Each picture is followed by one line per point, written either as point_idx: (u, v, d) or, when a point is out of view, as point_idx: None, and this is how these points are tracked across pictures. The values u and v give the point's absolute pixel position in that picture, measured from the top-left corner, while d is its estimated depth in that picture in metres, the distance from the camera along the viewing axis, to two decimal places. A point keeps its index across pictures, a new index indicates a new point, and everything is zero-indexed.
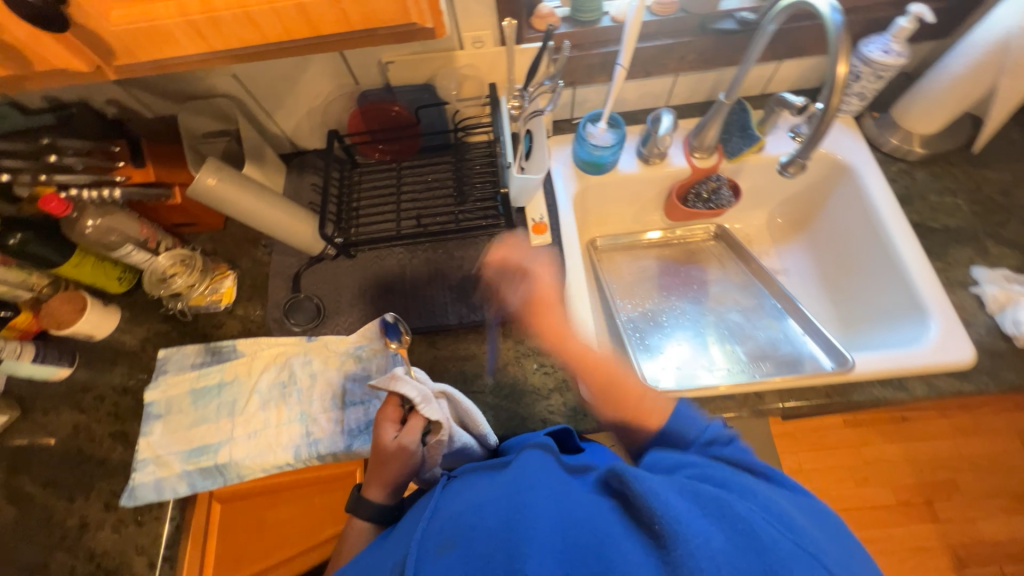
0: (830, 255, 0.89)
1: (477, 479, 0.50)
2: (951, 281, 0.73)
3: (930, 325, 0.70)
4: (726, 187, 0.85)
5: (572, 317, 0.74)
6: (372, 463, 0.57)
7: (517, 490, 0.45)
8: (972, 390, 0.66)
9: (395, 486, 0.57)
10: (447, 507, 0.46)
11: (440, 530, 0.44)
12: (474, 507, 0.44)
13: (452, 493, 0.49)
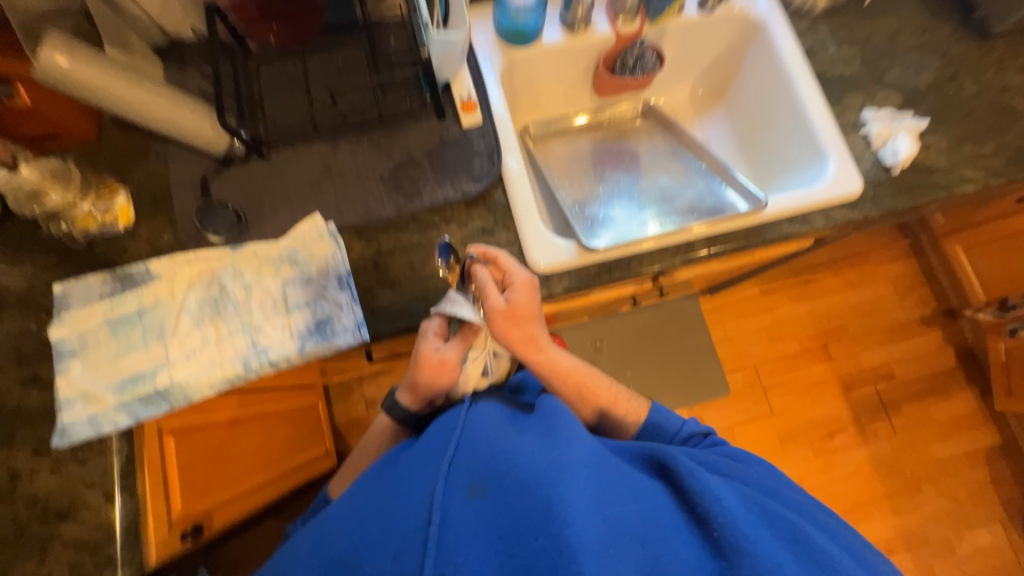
0: (746, 119, 0.94)
1: (488, 417, 0.60)
2: (846, 125, 0.81)
3: (828, 164, 0.78)
4: (650, 52, 0.85)
5: (512, 193, 0.74)
6: (412, 368, 0.68)
7: (552, 446, 0.54)
8: (855, 217, 0.77)
9: (423, 391, 0.69)
10: (473, 446, 0.55)
11: (468, 469, 0.52)
12: (500, 453, 0.52)
13: (473, 426, 0.58)
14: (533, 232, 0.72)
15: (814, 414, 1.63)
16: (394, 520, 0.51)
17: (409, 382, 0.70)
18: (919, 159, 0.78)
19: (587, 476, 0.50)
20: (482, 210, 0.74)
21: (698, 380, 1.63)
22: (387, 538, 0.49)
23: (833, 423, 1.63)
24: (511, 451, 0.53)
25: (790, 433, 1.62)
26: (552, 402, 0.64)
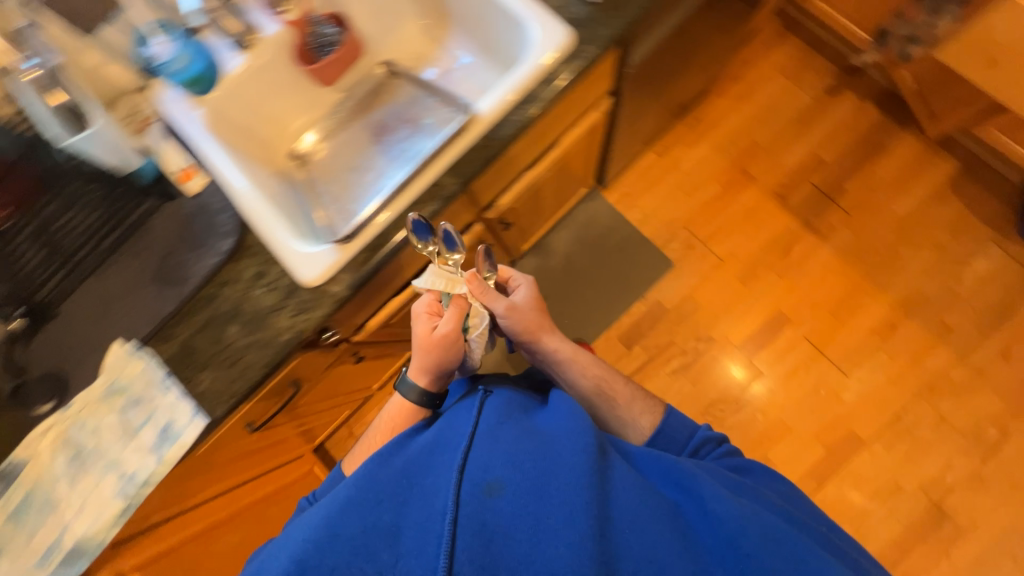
0: (470, 25, 0.90)
1: (500, 416, 0.67)
2: None
3: (532, 29, 0.75)
4: (326, 22, 0.85)
5: (259, 228, 0.75)
6: (421, 350, 0.76)
7: (560, 443, 0.61)
8: (576, 73, 0.73)
9: (436, 369, 0.76)
10: (485, 444, 0.62)
11: (486, 464, 0.59)
12: (513, 453, 0.60)
13: (485, 423, 0.66)
14: (291, 254, 0.74)
15: (763, 239, 1.58)
16: (408, 506, 0.58)
17: (419, 369, 0.76)
18: None
19: (600, 475, 0.58)
20: (248, 256, 0.76)
21: (637, 268, 1.61)
22: (398, 522, 0.56)
23: (785, 237, 1.56)
24: (522, 453, 0.60)
25: (748, 267, 1.57)
26: (563, 398, 0.72)
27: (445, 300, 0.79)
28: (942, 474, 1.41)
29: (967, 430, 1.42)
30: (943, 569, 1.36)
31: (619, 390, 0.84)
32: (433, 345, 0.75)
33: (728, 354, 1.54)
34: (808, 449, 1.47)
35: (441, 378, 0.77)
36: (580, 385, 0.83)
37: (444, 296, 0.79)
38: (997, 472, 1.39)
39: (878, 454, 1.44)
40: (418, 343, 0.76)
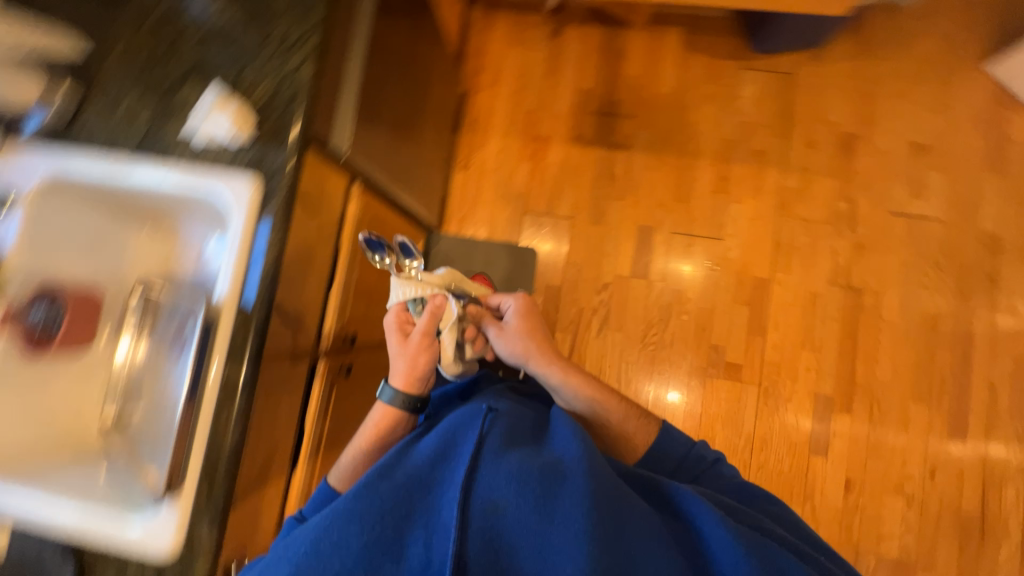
0: (179, 209, 0.85)
1: (505, 435, 0.69)
2: (191, 152, 0.79)
3: (224, 191, 0.74)
4: (37, 304, 0.79)
5: (90, 534, 0.71)
6: (398, 356, 0.88)
7: (569, 466, 0.65)
8: (284, 208, 0.75)
9: (410, 371, 0.87)
10: (495, 469, 0.64)
11: (498, 487, 0.62)
12: (525, 480, 0.62)
13: (492, 444, 0.66)
14: (133, 540, 0.69)
15: (589, 179, 1.67)
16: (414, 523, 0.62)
17: (397, 373, 0.87)
18: (249, 108, 0.76)
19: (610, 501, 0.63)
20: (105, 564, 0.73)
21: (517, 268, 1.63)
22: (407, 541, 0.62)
23: (604, 166, 1.67)
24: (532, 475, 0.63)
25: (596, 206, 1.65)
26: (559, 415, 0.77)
27: (416, 311, 0.92)
28: (836, 261, 1.56)
29: (830, 217, 1.58)
30: (884, 332, 1.52)
31: (613, 408, 0.91)
32: (412, 347, 0.88)
33: (629, 285, 1.62)
34: (735, 314, 1.58)
35: (415, 380, 0.88)
36: (573, 404, 0.91)
37: (414, 309, 0.93)
38: (869, 232, 1.56)
39: (785, 280, 1.57)
40: (398, 349, 0.88)
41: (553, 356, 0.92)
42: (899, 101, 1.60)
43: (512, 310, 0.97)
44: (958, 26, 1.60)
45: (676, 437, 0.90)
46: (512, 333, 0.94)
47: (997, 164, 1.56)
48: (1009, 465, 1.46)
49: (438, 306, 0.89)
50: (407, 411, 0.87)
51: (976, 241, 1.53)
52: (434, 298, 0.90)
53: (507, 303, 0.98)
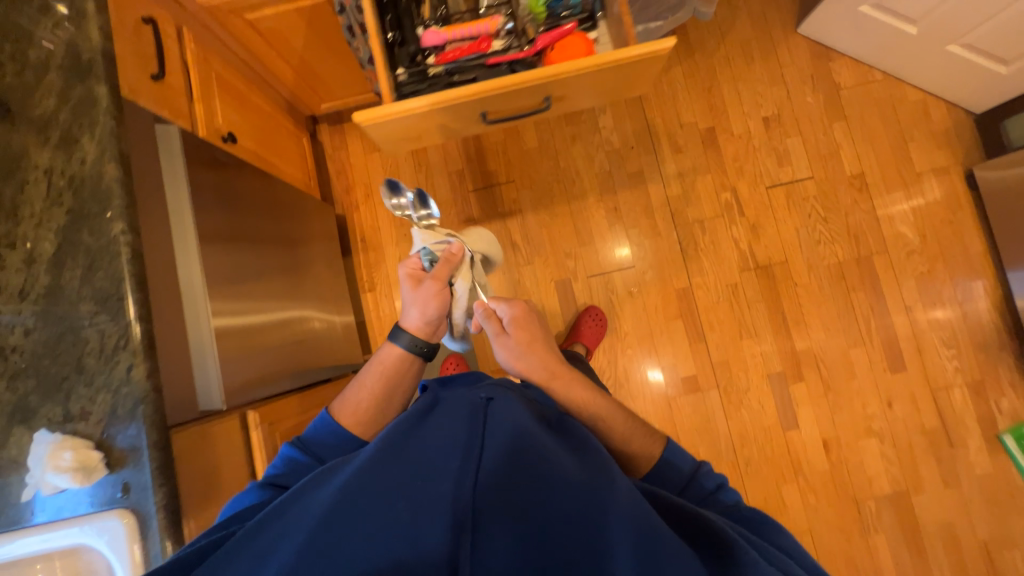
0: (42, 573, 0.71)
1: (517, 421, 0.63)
2: (33, 512, 0.67)
3: (86, 540, 0.66)
4: None
5: None
6: (414, 300, 0.91)
7: (595, 473, 0.59)
8: (168, 528, 0.68)
9: (422, 317, 0.90)
10: (509, 469, 0.58)
11: (511, 489, 0.57)
12: (542, 483, 0.57)
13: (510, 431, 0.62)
14: None
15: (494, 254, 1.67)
16: (418, 512, 0.55)
17: (411, 315, 0.91)
18: (78, 446, 0.66)
19: (640, 509, 0.55)
20: None
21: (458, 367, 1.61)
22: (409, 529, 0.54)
23: (503, 237, 1.67)
24: (553, 477, 0.57)
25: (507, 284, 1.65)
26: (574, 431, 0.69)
27: (428, 262, 0.96)
28: (739, 248, 1.64)
29: (718, 210, 1.65)
30: (802, 295, 1.61)
31: (618, 426, 0.81)
32: (425, 292, 0.91)
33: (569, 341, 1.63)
34: (672, 330, 1.62)
35: (422, 324, 0.91)
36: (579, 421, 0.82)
37: (426, 259, 0.96)
38: (757, 211, 1.65)
39: (703, 282, 1.63)
40: (410, 292, 0.92)
41: (554, 368, 0.86)
42: (736, 84, 1.69)
43: (508, 317, 0.90)
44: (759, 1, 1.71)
45: (679, 461, 0.80)
46: (511, 344, 0.87)
47: (839, 111, 1.68)
48: (948, 372, 1.58)
49: (454, 254, 0.95)
50: (412, 357, 0.91)
51: (847, 185, 1.65)
52: (451, 246, 0.96)
53: (503, 311, 0.91)
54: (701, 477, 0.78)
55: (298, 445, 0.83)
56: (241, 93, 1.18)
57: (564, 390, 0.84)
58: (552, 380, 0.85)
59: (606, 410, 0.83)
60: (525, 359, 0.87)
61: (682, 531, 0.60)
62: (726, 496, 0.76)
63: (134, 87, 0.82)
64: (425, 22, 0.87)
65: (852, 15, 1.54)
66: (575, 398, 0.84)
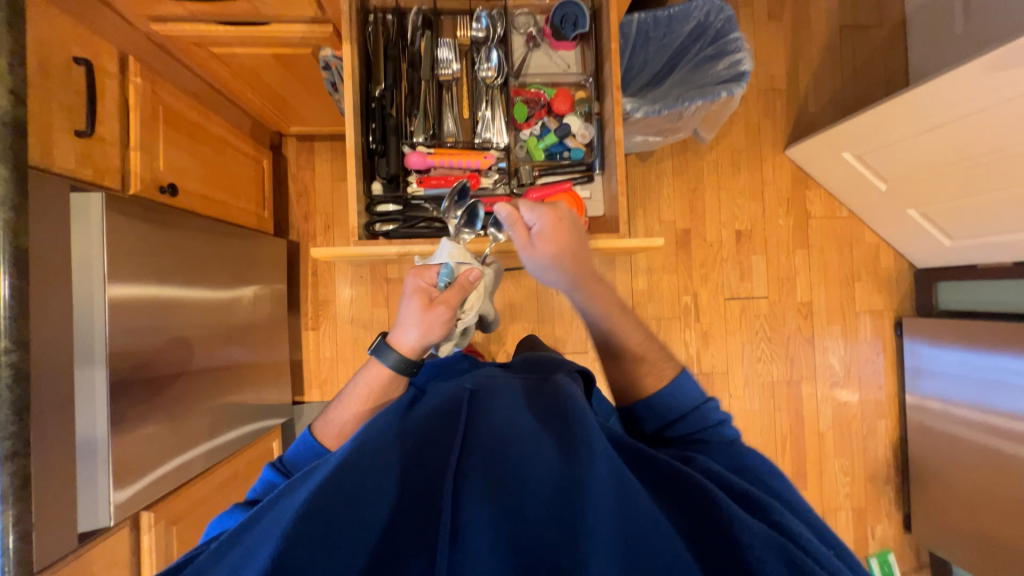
0: None
1: (492, 397, 0.60)
2: None
3: None
4: None
5: None
6: (417, 322, 0.67)
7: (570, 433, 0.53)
8: None
9: (422, 343, 0.67)
10: (480, 437, 0.53)
11: (481, 460, 0.51)
12: (518, 452, 0.51)
13: (479, 404, 0.58)
14: None
15: None
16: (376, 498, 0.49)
17: (409, 336, 0.66)
18: None
19: (618, 470, 0.49)
20: None
21: None
22: (376, 525, 0.47)
23: None
24: (532, 450, 0.52)
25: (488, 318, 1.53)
26: (557, 385, 0.63)
27: (442, 282, 0.69)
28: (688, 350, 1.70)
29: (677, 311, 1.70)
30: (734, 406, 1.71)
31: (634, 340, 0.69)
32: (432, 317, 0.66)
33: None
34: None
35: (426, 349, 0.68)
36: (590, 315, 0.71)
37: (443, 276, 0.70)
38: (711, 318, 1.71)
39: None
40: (415, 314, 0.67)
41: (581, 262, 0.72)
42: (719, 191, 1.72)
43: (540, 232, 0.71)
44: (757, 114, 1.74)
45: (685, 389, 0.65)
46: (541, 244, 0.71)
47: (803, 238, 1.76)
48: (838, 495, 1.75)
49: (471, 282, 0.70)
50: (405, 378, 0.67)
51: (795, 310, 1.75)
52: (470, 271, 0.70)
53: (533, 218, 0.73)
54: (705, 412, 0.64)
55: (280, 469, 0.66)
56: (196, 125, 1.03)
57: (582, 283, 0.72)
58: (579, 275, 0.71)
59: (623, 317, 0.71)
60: (563, 241, 0.72)
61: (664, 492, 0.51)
62: (729, 432, 0.64)
63: (48, 151, 0.68)
64: (412, 140, 0.79)
65: (835, 158, 1.60)
66: (596, 294, 0.71)
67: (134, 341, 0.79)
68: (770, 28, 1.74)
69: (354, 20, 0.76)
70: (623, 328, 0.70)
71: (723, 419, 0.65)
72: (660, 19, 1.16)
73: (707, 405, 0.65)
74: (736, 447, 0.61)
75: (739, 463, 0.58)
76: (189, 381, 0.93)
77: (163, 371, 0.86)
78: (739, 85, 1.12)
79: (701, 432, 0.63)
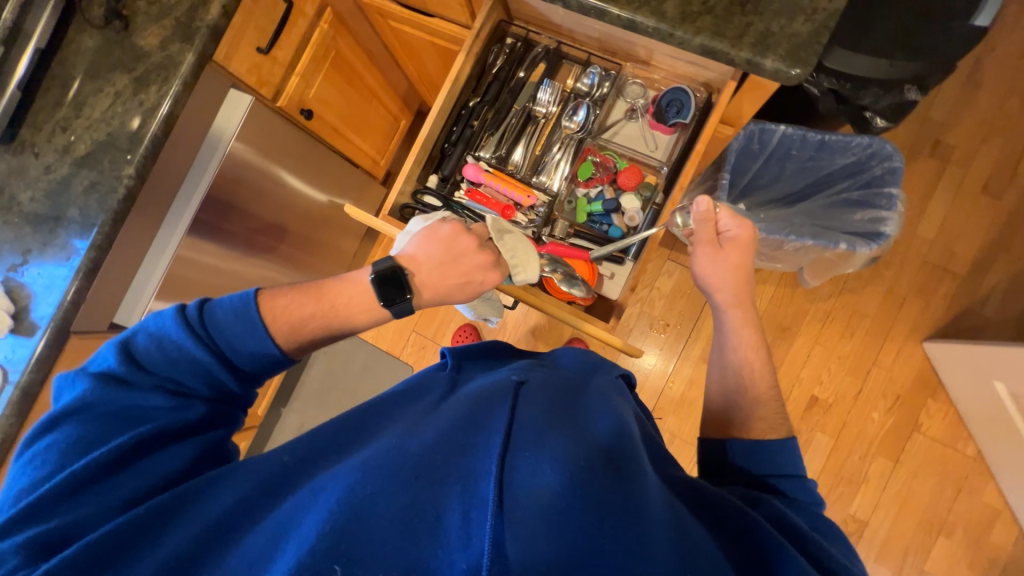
0: None
1: (534, 398, 0.55)
2: None
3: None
4: None
5: None
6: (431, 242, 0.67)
7: (623, 458, 0.48)
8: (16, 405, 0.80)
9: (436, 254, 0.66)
10: (527, 427, 0.48)
11: (530, 446, 0.45)
12: (572, 454, 0.45)
13: (524, 399, 0.54)
14: None
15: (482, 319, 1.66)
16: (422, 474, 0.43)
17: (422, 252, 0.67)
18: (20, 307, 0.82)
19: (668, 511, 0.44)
20: None
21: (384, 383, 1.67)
22: (417, 493, 0.41)
23: None
24: (590, 461, 0.45)
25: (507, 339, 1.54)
26: (609, 411, 0.58)
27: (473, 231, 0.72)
28: None
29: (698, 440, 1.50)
30: None
31: (762, 384, 0.71)
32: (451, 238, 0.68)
33: None
34: None
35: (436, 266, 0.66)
36: (729, 349, 0.74)
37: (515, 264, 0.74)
38: None
39: None
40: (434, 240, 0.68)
41: (743, 293, 0.75)
42: (814, 344, 1.47)
43: (730, 239, 0.74)
44: (909, 286, 1.44)
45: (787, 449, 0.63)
46: (720, 255, 0.74)
47: (895, 449, 1.42)
48: None
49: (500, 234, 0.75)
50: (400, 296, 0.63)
51: (841, 520, 1.42)
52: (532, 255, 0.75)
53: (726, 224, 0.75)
54: (804, 483, 0.60)
55: (191, 325, 0.56)
56: (356, 73, 1.23)
57: (733, 311, 0.75)
58: (734, 303, 0.75)
59: (761, 355, 0.74)
60: (732, 261, 0.75)
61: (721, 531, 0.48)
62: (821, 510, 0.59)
63: (229, 54, 0.89)
64: (478, 153, 0.85)
65: (982, 379, 1.26)
66: (743, 326, 0.74)
67: (219, 212, 0.98)
68: (978, 202, 1.43)
69: (482, 37, 0.83)
70: (756, 369, 0.72)
71: (820, 503, 0.60)
72: (810, 141, 1.00)
73: (810, 479, 0.61)
74: (822, 518, 0.56)
75: (816, 528, 0.54)
76: (245, 260, 1.13)
77: (229, 243, 1.05)
78: (866, 245, 0.96)
79: (792, 496, 0.59)
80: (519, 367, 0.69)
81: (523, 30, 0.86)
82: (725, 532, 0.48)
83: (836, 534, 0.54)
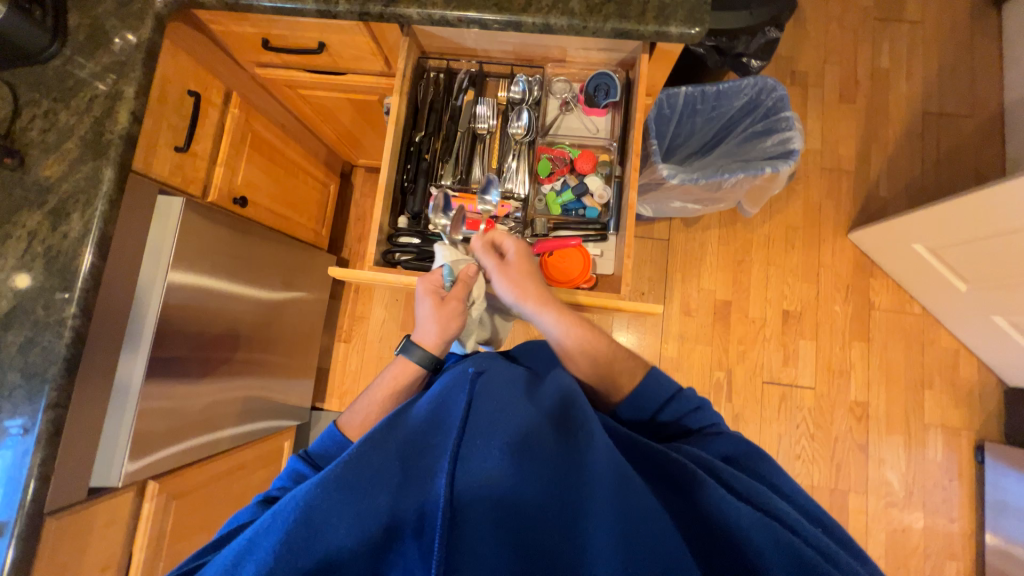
0: None
1: (493, 389, 0.58)
2: None
3: None
4: None
5: None
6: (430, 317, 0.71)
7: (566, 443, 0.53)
8: None
9: (442, 336, 0.72)
10: (481, 426, 0.53)
11: (483, 452, 0.50)
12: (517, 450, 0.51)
13: (483, 390, 0.58)
14: None
15: None
16: (384, 487, 0.49)
17: (427, 331, 0.72)
18: None
19: (605, 476, 0.51)
20: None
21: None
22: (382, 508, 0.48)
23: None
24: (532, 450, 0.52)
25: None
26: (555, 381, 0.64)
27: (449, 282, 0.75)
28: None
29: (706, 387, 1.58)
30: None
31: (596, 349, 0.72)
32: (446, 314, 0.72)
33: None
34: None
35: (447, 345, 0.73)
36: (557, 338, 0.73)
37: (447, 277, 0.75)
38: (744, 401, 1.57)
39: None
40: (430, 313, 0.72)
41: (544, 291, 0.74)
42: (768, 266, 1.63)
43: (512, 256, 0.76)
44: (820, 192, 1.65)
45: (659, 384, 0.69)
46: (503, 272, 0.75)
47: (863, 330, 1.60)
48: None
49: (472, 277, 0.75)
50: (428, 372, 0.72)
51: (847, 409, 1.56)
52: (469, 267, 0.76)
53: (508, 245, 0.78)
54: (685, 399, 0.69)
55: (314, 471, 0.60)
56: (276, 149, 1.19)
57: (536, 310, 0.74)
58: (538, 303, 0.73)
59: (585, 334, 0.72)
60: (514, 271, 0.75)
61: (648, 469, 0.55)
62: (709, 415, 0.68)
63: (149, 160, 0.84)
64: (440, 182, 0.87)
65: (904, 248, 1.46)
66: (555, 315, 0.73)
67: (181, 327, 0.89)
68: (842, 109, 1.69)
69: (408, 75, 0.86)
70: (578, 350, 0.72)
71: (700, 404, 0.69)
72: (708, 94, 1.15)
73: (686, 393, 0.69)
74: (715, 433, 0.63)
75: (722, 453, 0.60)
76: (219, 371, 1.03)
77: (200, 358, 0.96)
78: (785, 162, 1.09)
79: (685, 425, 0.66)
80: (486, 355, 0.70)
81: (442, 61, 0.91)
82: (650, 471, 0.55)
83: (742, 453, 0.59)
